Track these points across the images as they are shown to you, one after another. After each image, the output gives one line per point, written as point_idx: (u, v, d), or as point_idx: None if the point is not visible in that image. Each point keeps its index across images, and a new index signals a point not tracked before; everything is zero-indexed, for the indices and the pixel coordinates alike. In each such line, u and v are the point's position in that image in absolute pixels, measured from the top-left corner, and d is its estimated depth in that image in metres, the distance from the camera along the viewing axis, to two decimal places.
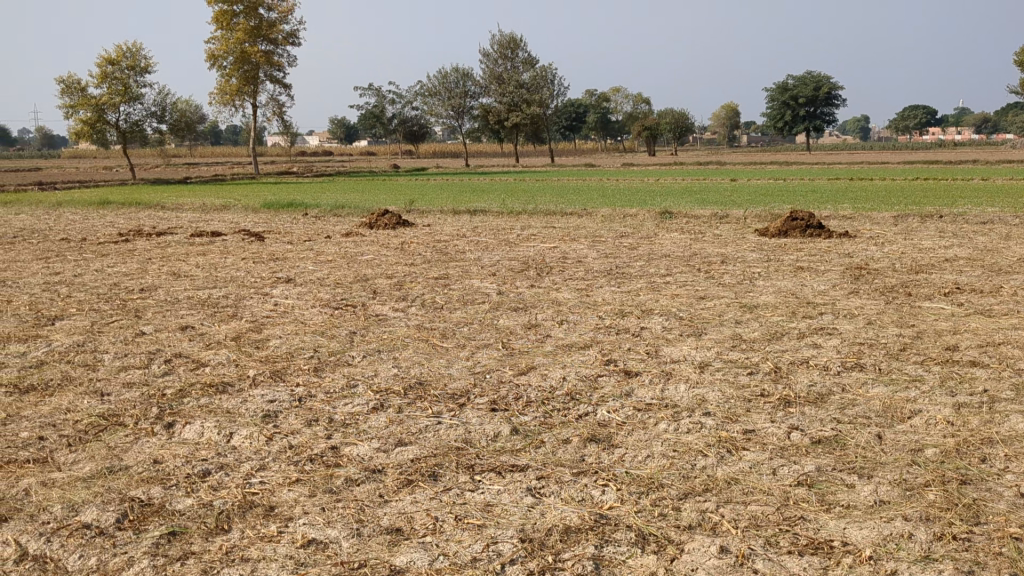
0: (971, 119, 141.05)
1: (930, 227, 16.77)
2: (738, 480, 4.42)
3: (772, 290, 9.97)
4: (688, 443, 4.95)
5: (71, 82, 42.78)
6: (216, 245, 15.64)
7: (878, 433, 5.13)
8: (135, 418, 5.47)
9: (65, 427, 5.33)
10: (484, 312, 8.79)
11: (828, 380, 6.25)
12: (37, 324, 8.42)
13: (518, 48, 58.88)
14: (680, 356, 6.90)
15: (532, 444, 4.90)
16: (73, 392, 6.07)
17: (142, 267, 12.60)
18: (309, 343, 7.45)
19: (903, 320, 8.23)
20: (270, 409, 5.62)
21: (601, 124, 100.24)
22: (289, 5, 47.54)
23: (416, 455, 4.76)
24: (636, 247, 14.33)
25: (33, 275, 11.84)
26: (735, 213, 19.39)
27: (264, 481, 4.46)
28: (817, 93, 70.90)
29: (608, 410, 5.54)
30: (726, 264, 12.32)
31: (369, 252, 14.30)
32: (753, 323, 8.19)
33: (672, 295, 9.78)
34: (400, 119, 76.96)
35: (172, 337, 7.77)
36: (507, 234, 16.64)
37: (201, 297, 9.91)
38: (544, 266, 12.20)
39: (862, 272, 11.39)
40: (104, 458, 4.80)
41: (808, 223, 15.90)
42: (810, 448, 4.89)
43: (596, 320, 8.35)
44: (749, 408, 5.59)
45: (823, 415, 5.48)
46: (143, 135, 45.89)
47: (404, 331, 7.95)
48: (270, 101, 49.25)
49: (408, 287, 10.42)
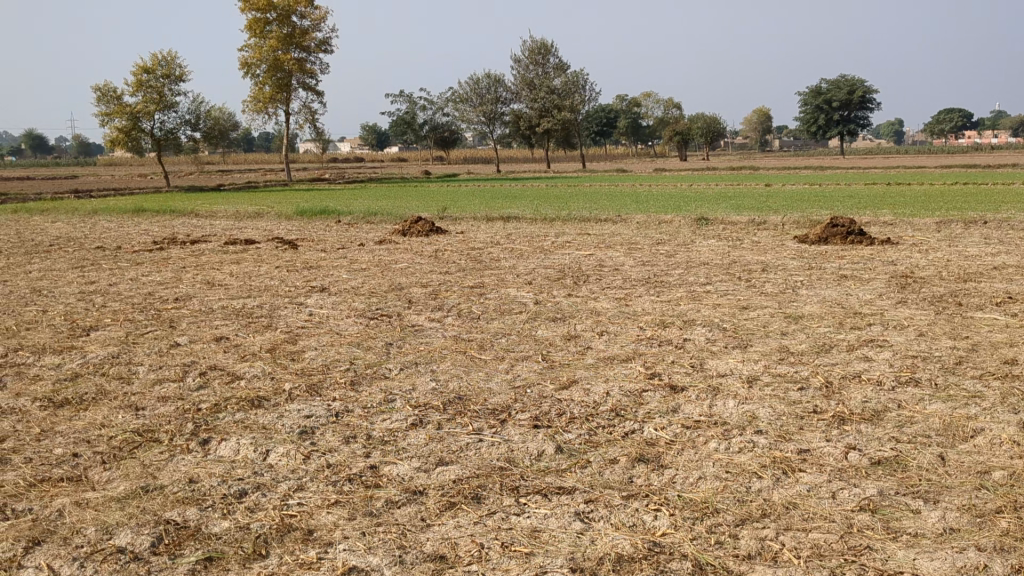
0: (1008, 123, 139.03)
1: (975, 233, 16.36)
2: (796, 504, 4.20)
3: (817, 300, 9.73)
4: (742, 464, 4.74)
5: (107, 90, 43.21)
6: (250, 253, 15.61)
7: (941, 454, 4.88)
8: (170, 434, 5.35)
9: (100, 444, 5.22)
10: (523, 323, 8.60)
11: (883, 396, 5.99)
12: (72, 335, 8.37)
13: (550, 54, 58.73)
14: (727, 370, 6.67)
15: (578, 464, 4.72)
16: (107, 406, 5.98)
17: (177, 276, 12.58)
18: (345, 355, 7.32)
19: (956, 332, 7.93)
20: (307, 424, 5.48)
21: (632, 129, 100.09)
22: (322, 13, 47.72)
23: (458, 476, 4.58)
24: (673, 255, 14.11)
25: (69, 284, 11.84)
26: (773, 219, 19.06)
27: (303, 503, 4.30)
28: (851, 96, 70.03)
29: (655, 427, 5.34)
30: (767, 271, 12.08)
31: (403, 260, 14.20)
32: (800, 335, 7.94)
33: (713, 304, 9.58)
34: (431, 125, 77.09)
35: (207, 349, 7.67)
36: (542, 242, 16.47)
37: (235, 307, 9.82)
38: (581, 274, 12.05)
39: (909, 281, 11.10)
40: (139, 477, 4.68)
41: (849, 229, 15.57)
42: (871, 470, 4.65)
43: (638, 331, 8.15)
44: (802, 426, 5.37)
45: (881, 434, 5.24)
46: (177, 142, 46.23)
47: (441, 342, 7.79)
48: (303, 108, 49.48)
49: (444, 297, 10.28)
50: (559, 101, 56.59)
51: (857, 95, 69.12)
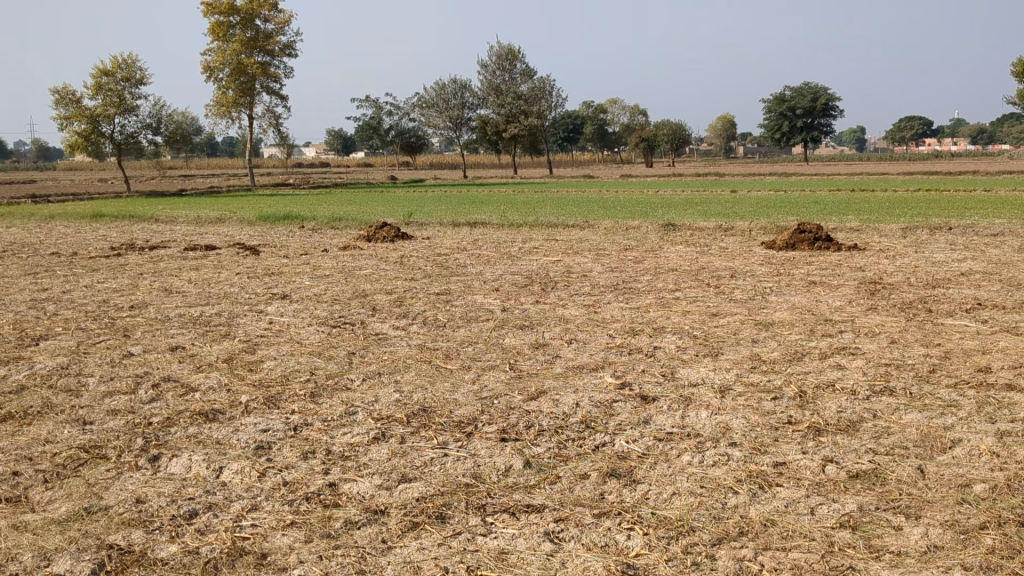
0: (967, 132, 141.43)
1: (941, 240, 16.42)
2: (774, 521, 4.04)
3: (787, 307, 9.62)
4: (716, 478, 4.56)
5: (66, 93, 42.42)
6: (211, 259, 15.28)
7: (920, 466, 4.75)
8: (118, 451, 5.08)
9: (41, 461, 4.94)
10: (489, 331, 8.40)
11: (858, 406, 5.86)
12: (20, 344, 8.04)
13: (517, 60, 59.82)
14: (698, 380, 6.50)
15: (547, 480, 4.52)
16: (52, 420, 5.68)
17: (133, 283, 12.21)
18: (306, 365, 7.07)
19: (928, 339, 7.85)
20: (263, 439, 5.24)
21: (599, 135, 100.56)
22: (287, 16, 47.27)
23: (421, 494, 4.36)
24: (641, 261, 14.00)
25: (21, 292, 11.43)
26: (740, 225, 19.10)
27: (257, 524, 4.07)
28: (814, 104, 70.97)
29: (626, 439, 5.16)
30: (736, 278, 12.00)
31: (368, 266, 13.90)
32: (770, 342, 7.82)
33: (682, 311, 9.44)
34: (397, 130, 76.71)
35: (162, 359, 7.38)
36: (509, 248, 16.26)
37: (192, 315, 9.52)
38: (548, 281, 11.88)
39: (877, 287, 11.06)
40: (82, 497, 4.40)
41: (817, 235, 15.54)
42: (849, 484, 4.50)
43: (607, 339, 7.97)
44: (777, 437, 5.21)
45: (858, 445, 5.10)
46: (138, 147, 45.50)
47: (406, 351, 7.56)
48: (267, 112, 48.92)
49: (409, 304, 10.05)
50: (527, 107, 56.56)
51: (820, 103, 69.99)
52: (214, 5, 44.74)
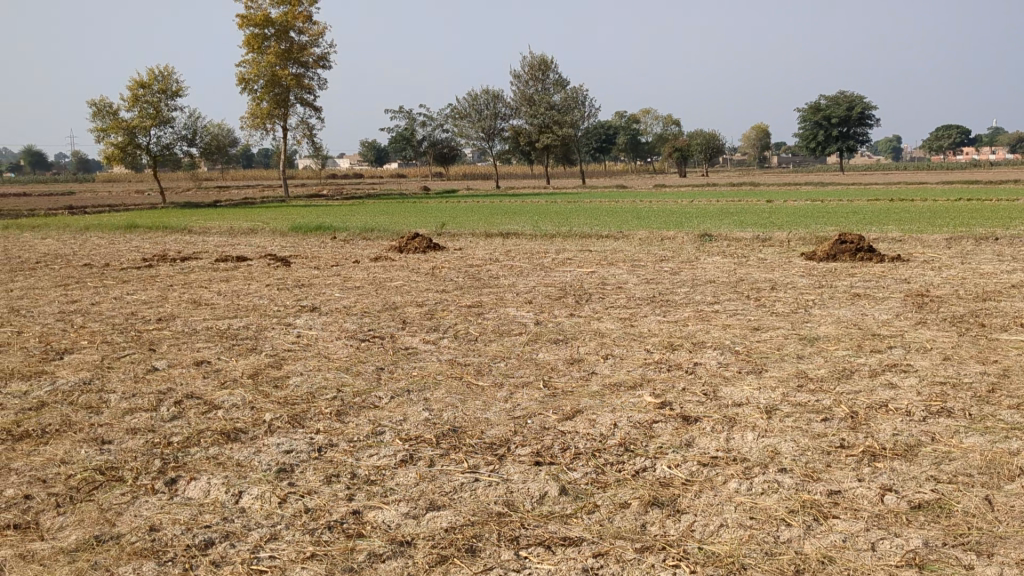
0: (1005, 139, 139.30)
1: (987, 250, 15.91)
2: (832, 559, 3.71)
3: (832, 321, 9.24)
4: (767, 508, 4.24)
5: (103, 105, 42.85)
6: (241, 271, 15.17)
7: (988, 496, 4.39)
8: (135, 472, 4.86)
9: (55, 484, 4.73)
10: (522, 346, 8.13)
11: (915, 429, 5.50)
12: (44, 358, 7.89)
13: (550, 70, 59.22)
14: (742, 400, 6.16)
15: (584, 509, 4.24)
16: (69, 440, 5.47)
17: (163, 295, 12.11)
18: (333, 381, 6.82)
19: (983, 356, 7.46)
20: (286, 461, 5.00)
21: (632, 146, 100.19)
22: (321, 28, 47.46)
23: (450, 524, 4.09)
24: (677, 272, 13.68)
25: (50, 304, 11.36)
26: (778, 235, 18.65)
27: (275, 556, 3.81)
28: (850, 113, 69.74)
29: (669, 464, 4.85)
30: (777, 289, 11.65)
31: (399, 278, 13.71)
32: (817, 359, 7.46)
33: (723, 325, 9.08)
34: (430, 141, 76.97)
35: (185, 374, 7.19)
36: (542, 259, 16.00)
37: (220, 328, 9.34)
38: (583, 293, 11.61)
39: (925, 299, 10.65)
40: (94, 524, 4.18)
41: (858, 245, 15.11)
42: (911, 517, 4.15)
43: (645, 355, 7.67)
44: (830, 463, 4.88)
45: (918, 472, 4.75)
46: (173, 158, 45.84)
47: (436, 366, 7.32)
48: (301, 123, 49.15)
49: (439, 317, 9.79)
50: (559, 117, 56.40)
51: (856, 111, 68.90)
52: (249, 17, 45.01)
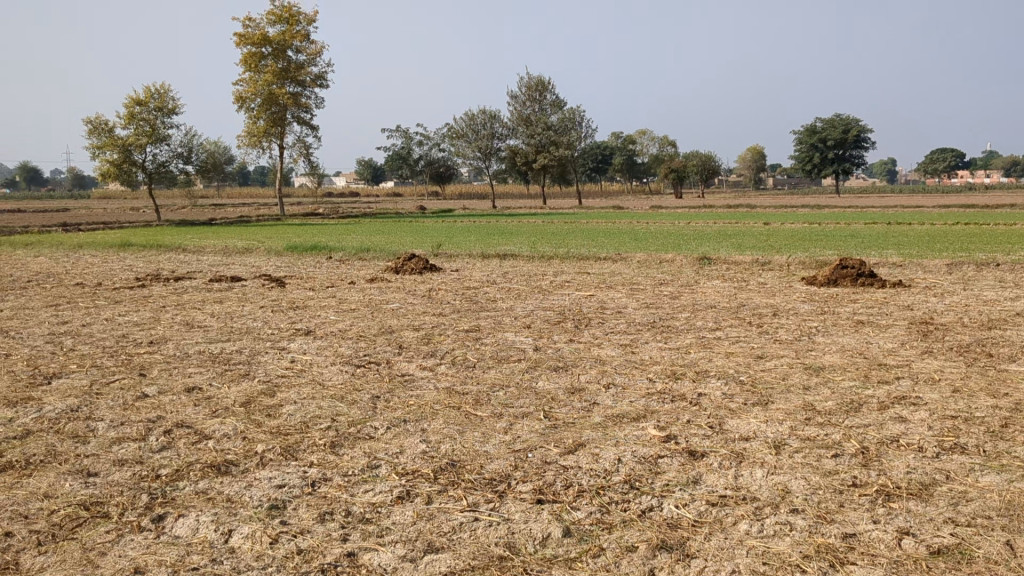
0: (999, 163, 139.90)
1: (989, 276, 15.77)
2: None
3: (836, 349, 9.07)
4: (780, 553, 4.06)
5: (99, 122, 42.72)
6: (235, 291, 14.99)
7: (1010, 541, 4.22)
8: (120, 508, 4.66)
9: (38, 520, 4.53)
10: (521, 373, 7.94)
11: (928, 467, 5.32)
12: (31, 383, 7.68)
13: (547, 91, 59.15)
14: (750, 433, 5.98)
15: (589, 553, 4.05)
16: (54, 472, 5.28)
17: (155, 316, 11.91)
18: (327, 411, 6.62)
19: (994, 388, 7.27)
20: (278, 497, 4.81)
21: (628, 166, 100.38)
22: (318, 47, 47.54)
23: (450, 568, 3.91)
24: (677, 296, 13.49)
25: (40, 325, 11.13)
26: (777, 259, 18.49)
27: None
28: (845, 136, 69.90)
29: (676, 504, 4.68)
30: (779, 316, 11.47)
31: (395, 300, 13.52)
32: (823, 390, 7.28)
33: (726, 353, 8.91)
34: (426, 160, 77.06)
35: (176, 402, 6.98)
36: (540, 282, 15.81)
37: (212, 352, 9.14)
38: (583, 317, 11.44)
39: (929, 327, 10.49)
40: (76, 565, 3.99)
41: (859, 271, 14.98)
42: (932, 563, 3.98)
43: (647, 384, 7.47)
44: (843, 503, 4.71)
45: (935, 514, 4.57)
46: (169, 176, 45.69)
47: (433, 395, 7.12)
48: (297, 142, 49.14)
49: (436, 342, 9.61)
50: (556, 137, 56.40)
51: (851, 134, 69.07)
52: (246, 36, 45.05)
